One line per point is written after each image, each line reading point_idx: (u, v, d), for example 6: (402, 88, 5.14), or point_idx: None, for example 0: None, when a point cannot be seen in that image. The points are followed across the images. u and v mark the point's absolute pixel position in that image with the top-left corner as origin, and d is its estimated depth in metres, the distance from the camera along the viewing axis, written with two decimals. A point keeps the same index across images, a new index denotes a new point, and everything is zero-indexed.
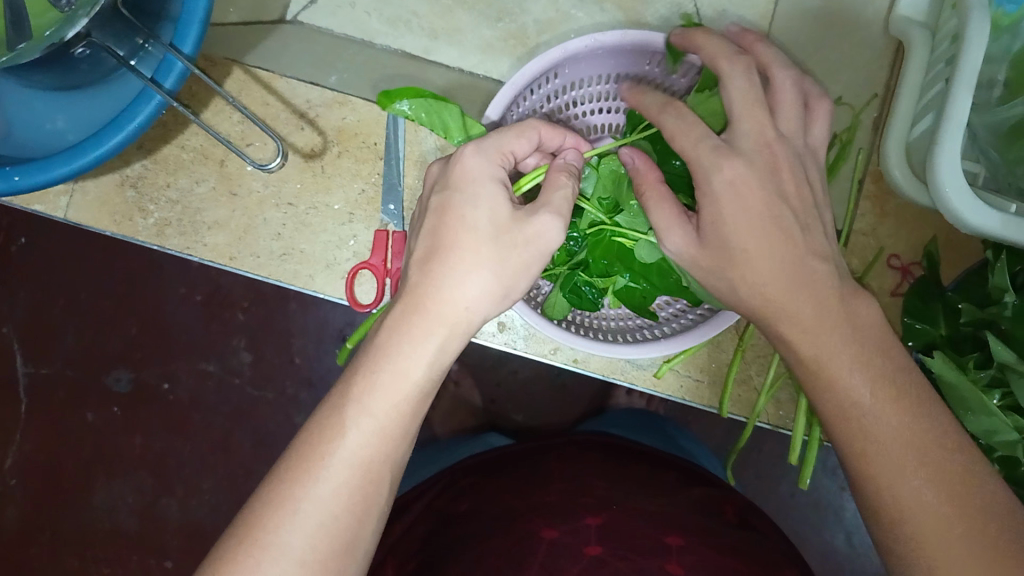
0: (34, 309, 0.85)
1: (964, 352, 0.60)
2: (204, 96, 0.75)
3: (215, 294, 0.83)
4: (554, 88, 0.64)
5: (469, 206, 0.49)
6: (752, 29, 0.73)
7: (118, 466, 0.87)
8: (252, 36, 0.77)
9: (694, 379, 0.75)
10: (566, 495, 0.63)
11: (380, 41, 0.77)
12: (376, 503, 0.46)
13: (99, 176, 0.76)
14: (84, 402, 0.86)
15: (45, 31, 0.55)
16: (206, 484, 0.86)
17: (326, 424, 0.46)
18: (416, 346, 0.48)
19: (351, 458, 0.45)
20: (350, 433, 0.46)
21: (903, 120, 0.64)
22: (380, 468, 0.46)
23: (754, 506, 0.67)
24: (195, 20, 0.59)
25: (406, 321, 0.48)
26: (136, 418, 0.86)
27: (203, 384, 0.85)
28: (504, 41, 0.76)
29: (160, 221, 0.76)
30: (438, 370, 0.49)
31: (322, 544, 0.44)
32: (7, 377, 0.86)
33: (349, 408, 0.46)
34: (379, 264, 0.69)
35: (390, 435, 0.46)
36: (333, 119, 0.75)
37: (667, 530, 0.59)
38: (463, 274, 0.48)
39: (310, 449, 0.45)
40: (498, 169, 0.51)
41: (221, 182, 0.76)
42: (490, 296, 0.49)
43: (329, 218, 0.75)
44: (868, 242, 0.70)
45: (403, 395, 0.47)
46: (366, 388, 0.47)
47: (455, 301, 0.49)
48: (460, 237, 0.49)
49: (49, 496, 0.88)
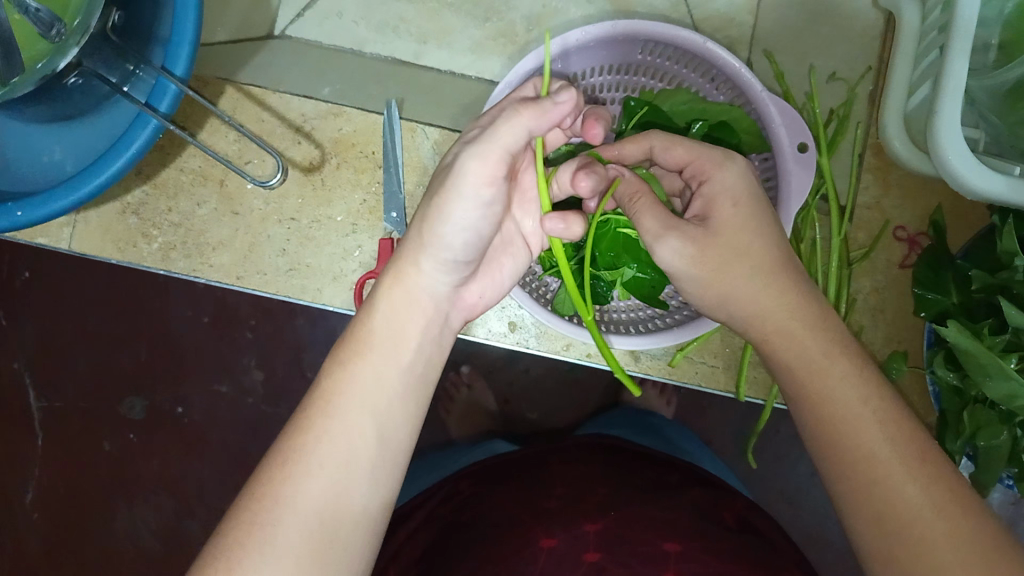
0: (42, 342, 0.85)
1: (978, 318, 0.59)
2: (198, 116, 0.75)
3: (222, 310, 0.79)
4: (548, 83, 0.64)
5: (448, 183, 0.54)
6: (741, 10, 0.73)
7: (137, 492, 0.86)
8: (242, 53, 0.77)
9: (709, 364, 0.76)
10: (566, 499, 0.63)
11: (370, 49, 0.77)
12: (369, 444, 0.48)
13: (101, 205, 0.77)
14: (98, 431, 0.86)
15: (36, 63, 0.55)
16: (225, 504, 0.85)
17: (319, 383, 0.50)
18: (387, 303, 0.53)
19: (340, 406, 0.49)
20: (334, 386, 0.50)
21: (899, 91, 0.64)
22: (366, 409, 0.49)
23: (756, 508, 0.66)
24: (185, 40, 0.59)
25: (378, 286, 0.54)
26: (151, 444, 0.85)
27: (216, 403, 0.83)
28: (493, 40, 0.76)
29: (164, 245, 0.78)
30: (409, 321, 0.53)
31: (329, 502, 0.46)
32: (21, 411, 0.86)
33: (333, 363, 0.51)
34: (385, 273, 0.68)
35: (371, 380, 0.50)
36: (329, 130, 0.76)
37: (666, 536, 0.58)
38: (418, 232, 0.53)
39: (305, 408, 0.49)
40: (481, 155, 0.55)
41: (222, 202, 0.77)
42: (453, 249, 0.52)
43: (333, 230, 0.76)
44: (873, 215, 0.70)
45: (376, 344, 0.52)
46: (345, 347, 0.52)
47: (422, 265, 0.53)
48: (420, 204, 0.54)
49: (72, 527, 0.88)
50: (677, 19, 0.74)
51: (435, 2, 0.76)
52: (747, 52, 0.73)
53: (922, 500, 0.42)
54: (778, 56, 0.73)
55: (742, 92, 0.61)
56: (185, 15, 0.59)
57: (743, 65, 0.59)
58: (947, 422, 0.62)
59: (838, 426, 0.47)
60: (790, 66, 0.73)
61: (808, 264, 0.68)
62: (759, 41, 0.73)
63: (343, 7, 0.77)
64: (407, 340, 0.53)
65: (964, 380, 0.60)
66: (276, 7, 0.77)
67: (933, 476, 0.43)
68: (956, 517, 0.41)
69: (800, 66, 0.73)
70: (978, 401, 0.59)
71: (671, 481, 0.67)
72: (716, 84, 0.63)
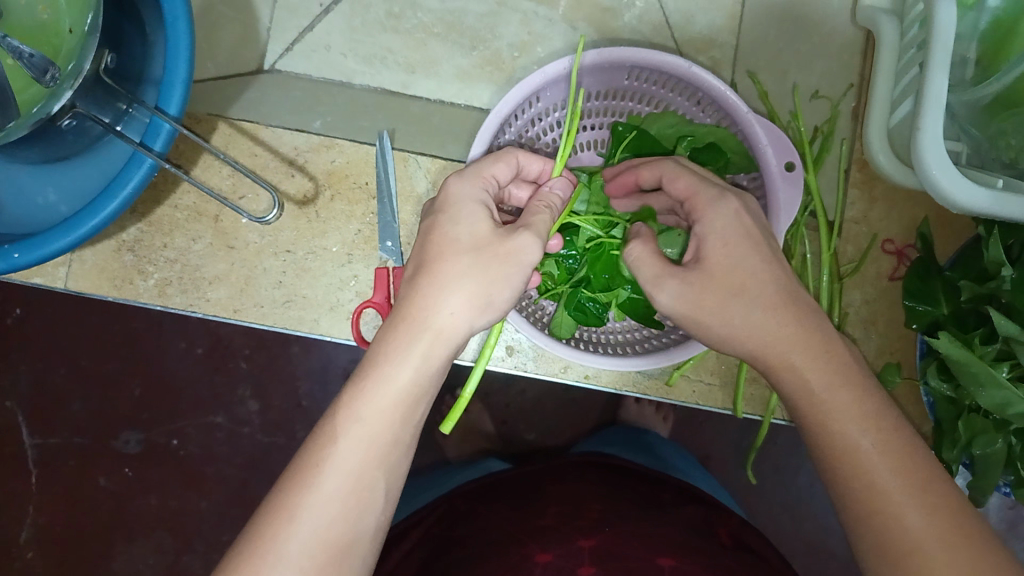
0: (36, 381, 0.84)
1: (969, 328, 0.60)
2: (192, 153, 0.75)
3: (217, 344, 0.82)
4: (537, 111, 0.65)
5: (453, 223, 0.52)
6: (722, 31, 0.75)
7: (135, 529, 0.86)
8: (232, 88, 0.77)
9: (706, 382, 0.76)
10: (562, 517, 0.63)
11: (359, 80, 0.78)
12: (369, 517, 0.46)
13: (96, 243, 0.77)
14: (95, 468, 0.85)
15: (31, 108, 0.55)
16: (225, 536, 0.86)
17: (325, 434, 0.47)
18: (406, 354, 0.49)
19: (344, 470, 0.46)
20: (341, 443, 0.46)
21: (882, 107, 0.65)
22: (373, 476, 0.46)
23: (750, 526, 0.66)
24: (178, 80, 0.60)
25: (399, 331, 0.49)
26: (148, 478, 0.85)
27: (212, 436, 0.84)
28: (480, 68, 0.77)
29: (160, 282, 0.78)
30: (428, 377, 0.49)
31: (317, 553, 0.43)
32: (15, 452, 0.85)
33: (345, 414, 0.47)
34: (382, 302, 0.68)
35: (380, 443, 0.47)
36: (322, 163, 0.76)
37: (662, 552, 0.57)
38: (445, 286, 0.50)
39: (309, 461, 0.46)
40: (481, 191, 0.54)
41: (218, 237, 0.77)
42: (472, 304, 0.50)
43: (329, 260, 0.76)
44: (861, 228, 0.71)
45: (391, 401, 0.48)
46: (355, 398, 0.47)
47: (421, 295, 0.50)
48: (444, 251, 0.51)
49: (69, 566, 0.87)
50: (660, 42, 0.75)
51: (421, 32, 0.77)
52: (731, 72, 0.75)
53: (919, 510, 0.43)
54: (761, 75, 0.74)
55: (727, 113, 0.62)
56: (178, 55, 0.60)
57: (728, 88, 0.60)
58: (943, 430, 0.63)
59: (833, 439, 0.47)
60: (773, 85, 0.74)
61: (800, 279, 0.68)
62: (741, 62, 0.74)
63: (330, 40, 0.78)
64: (423, 398, 0.49)
65: (958, 389, 0.61)
66: (264, 42, 0.78)
67: (929, 485, 0.44)
68: (953, 525, 0.42)
69: (784, 84, 0.74)
70: (973, 410, 0.60)
71: (664, 498, 0.68)
72: (702, 107, 0.64)
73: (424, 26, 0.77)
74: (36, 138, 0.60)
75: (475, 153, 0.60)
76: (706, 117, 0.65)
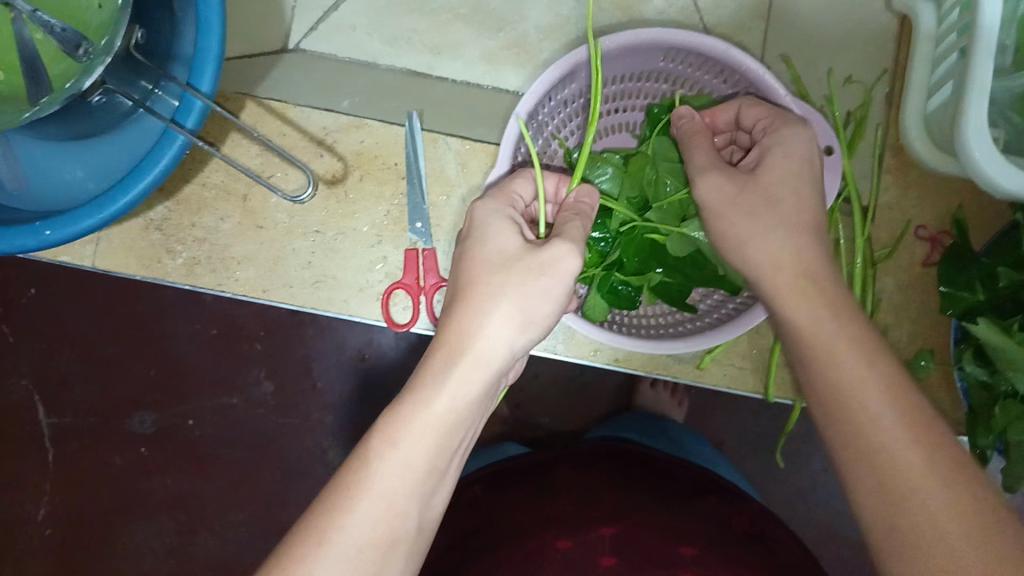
0: (51, 360, 0.85)
1: (1005, 315, 0.59)
2: (221, 130, 0.75)
3: (228, 326, 0.84)
4: (570, 92, 0.64)
5: (482, 245, 0.52)
6: (752, 15, 0.74)
7: (150, 508, 0.87)
8: (256, 68, 0.78)
9: (738, 367, 0.75)
10: (579, 508, 0.66)
11: (383, 60, 0.78)
12: (400, 545, 0.46)
13: (123, 222, 0.76)
14: (110, 448, 0.86)
15: (64, 83, 0.54)
16: (237, 516, 0.87)
17: (362, 456, 0.47)
18: (449, 380, 0.48)
19: (384, 496, 0.46)
20: (378, 468, 0.46)
21: (919, 94, 0.65)
22: (409, 502, 0.46)
23: (773, 516, 0.65)
24: (210, 56, 0.59)
25: (440, 355, 0.49)
26: (162, 458, 0.86)
27: (225, 416, 0.85)
28: (506, 50, 0.77)
29: (188, 261, 0.77)
30: (468, 404, 0.49)
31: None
32: (30, 430, 0.86)
33: (385, 435, 0.47)
34: (412, 282, 0.70)
35: (417, 469, 0.47)
36: (351, 143, 0.75)
37: (678, 540, 0.61)
38: (484, 312, 0.49)
39: (347, 485, 0.46)
40: (507, 210, 0.55)
41: (245, 216, 0.76)
42: (513, 329, 0.50)
43: (358, 240, 0.75)
44: (894, 215, 0.70)
45: (430, 427, 0.47)
46: (393, 421, 0.47)
47: (457, 317, 0.50)
48: (480, 279, 0.50)
49: (84, 544, 0.88)
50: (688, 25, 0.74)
51: (447, 14, 0.77)
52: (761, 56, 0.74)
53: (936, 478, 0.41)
54: (793, 60, 0.73)
55: (764, 95, 0.61)
56: (210, 33, 0.59)
57: (766, 70, 0.59)
58: (975, 415, 0.63)
59: (848, 413, 0.46)
60: (804, 68, 0.73)
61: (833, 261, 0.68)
62: (772, 46, 0.74)
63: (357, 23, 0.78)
64: (461, 425, 0.49)
65: (993, 376, 0.61)
66: (288, 22, 0.78)
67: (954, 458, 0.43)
68: None
69: (815, 69, 0.73)
70: (1008, 397, 0.60)
71: (674, 490, 0.68)
72: (737, 89, 0.63)
73: (450, 8, 0.77)
74: (66, 114, 0.59)
75: (508, 135, 0.60)
76: (738, 96, 0.64)
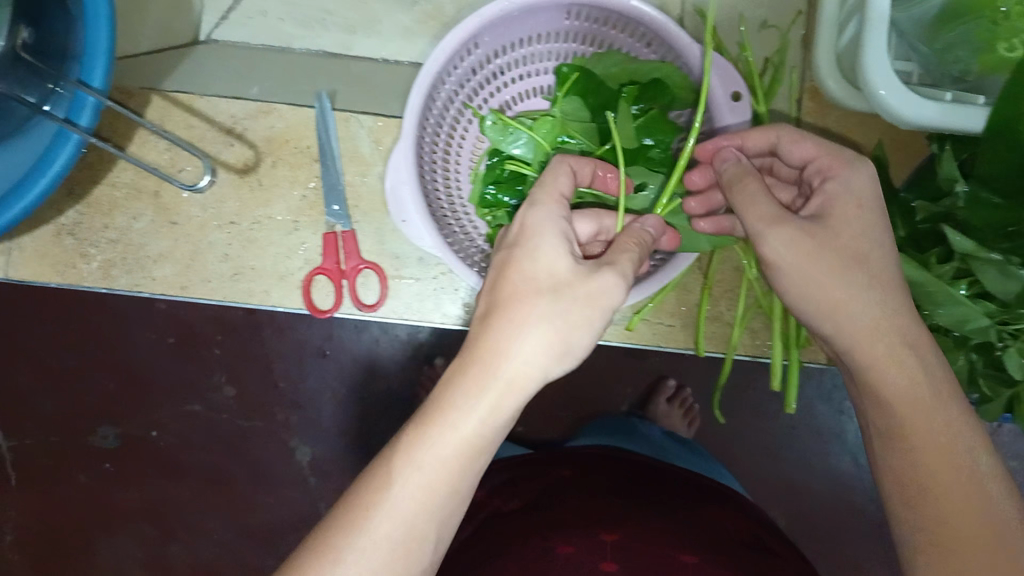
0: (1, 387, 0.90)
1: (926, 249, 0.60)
2: (125, 129, 0.73)
3: (184, 335, 0.87)
4: (478, 58, 0.63)
5: (538, 249, 0.52)
6: None
7: (115, 522, 0.94)
8: (163, 61, 0.76)
9: (668, 324, 0.76)
10: (582, 512, 0.66)
11: (300, 44, 0.79)
12: (418, 563, 0.47)
13: (34, 229, 0.75)
14: (73, 465, 0.92)
15: None
16: (210, 523, 0.93)
17: (381, 475, 0.48)
18: (470, 401, 0.48)
19: (392, 517, 0.47)
20: (397, 487, 0.47)
21: (829, 27, 0.64)
22: (426, 524, 0.47)
23: (770, 526, 0.68)
24: (99, 51, 0.58)
25: (475, 374, 0.49)
26: (127, 471, 0.92)
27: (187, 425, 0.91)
28: (422, 23, 0.78)
29: (104, 263, 0.75)
30: (492, 428, 0.49)
31: None
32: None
33: (397, 461, 0.48)
34: (332, 267, 0.70)
35: (438, 490, 0.47)
36: (261, 130, 0.74)
37: (684, 548, 0.60)
38: (522, 326, 0.49)
39: (370, 497, 0.47)
40: (562, 218, 0.53)
41: (159, 213, 0.75)
42: (548, 353, 0.49)
43: (274, 229, 0.74)
44: None
45: (461, 445, 0.48)
46: (418, 443, 0.48)
47: (498, 326, 0.49)
48: (518, 291, 0.50)
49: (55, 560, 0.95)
50: None
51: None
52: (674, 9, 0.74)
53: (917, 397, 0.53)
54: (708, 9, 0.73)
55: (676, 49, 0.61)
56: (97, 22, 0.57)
57: (668, 20, 0.59)
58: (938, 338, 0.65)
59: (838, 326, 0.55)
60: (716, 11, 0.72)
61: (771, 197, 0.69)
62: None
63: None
64: (487, 444, 0.49)
65: None
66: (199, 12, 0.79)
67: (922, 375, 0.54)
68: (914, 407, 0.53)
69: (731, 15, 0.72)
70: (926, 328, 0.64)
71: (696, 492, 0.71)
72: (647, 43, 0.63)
73: None
74: None
75: (411, 106, 0.58)
76: (652, 52, 0.64)
